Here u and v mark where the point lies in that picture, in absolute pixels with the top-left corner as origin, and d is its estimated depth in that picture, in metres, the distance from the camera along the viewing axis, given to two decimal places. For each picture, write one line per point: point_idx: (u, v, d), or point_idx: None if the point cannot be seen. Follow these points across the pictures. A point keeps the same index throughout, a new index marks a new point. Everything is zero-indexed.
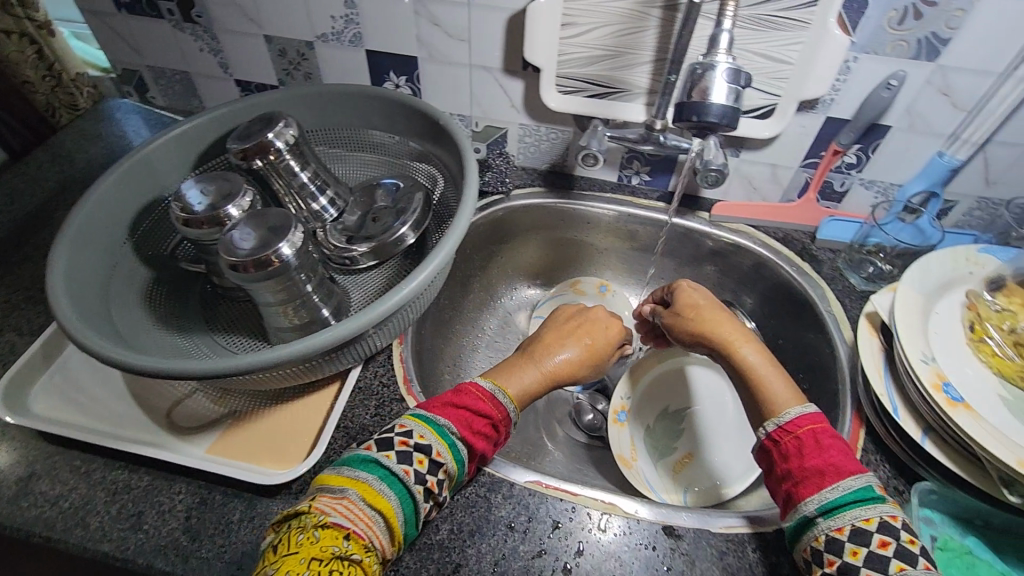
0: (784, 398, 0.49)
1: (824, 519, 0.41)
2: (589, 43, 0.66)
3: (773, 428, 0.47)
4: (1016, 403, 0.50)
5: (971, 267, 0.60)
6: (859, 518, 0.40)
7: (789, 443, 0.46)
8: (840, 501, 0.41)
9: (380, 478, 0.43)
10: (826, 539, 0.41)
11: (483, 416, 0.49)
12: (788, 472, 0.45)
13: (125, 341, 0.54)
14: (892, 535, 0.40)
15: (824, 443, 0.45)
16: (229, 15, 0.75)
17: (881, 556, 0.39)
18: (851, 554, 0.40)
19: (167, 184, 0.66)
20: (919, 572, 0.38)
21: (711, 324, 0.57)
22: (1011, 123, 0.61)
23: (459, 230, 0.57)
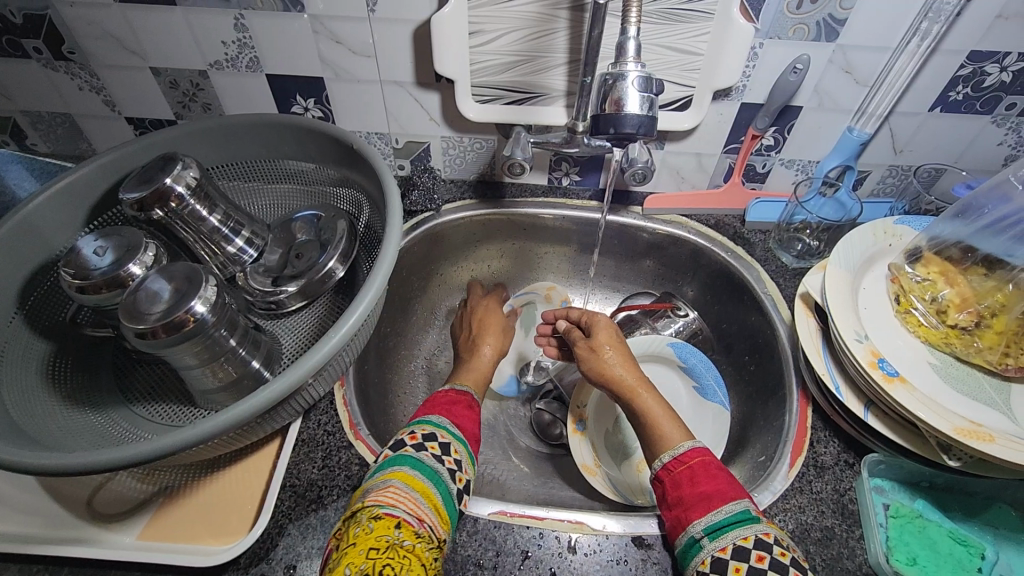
0: (674, 435, 0.50)
1: (709, 541, 0.42)
2: (499, 50, 0.64)
3: (667, 459, 0.48)
4: (944, 370, 0.53)
5: (890, 240, 0.64)
6: (737, 536, 0.41)
7: (680, 472, 0.46)
8: (722, 522, 0.42)
9: (411, 465, 0.46)
10: (711, 560, 0.41)
11: (464, 405, 0.56)
12: (679, 499, 0.46)
13: (26, 432, 0.48)
14: (767, 549, 0.40)
15: (709, 470, 0.46)
16: (107, 48, 0.68)
17: (759, 570, 0.39)
18: (732, 570, 0.40)
19: (56, 245, 0.59)
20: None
21: (616, 365, 0.57)
22: (909, 94, 0.64)
23: (388, 261, 0.54)
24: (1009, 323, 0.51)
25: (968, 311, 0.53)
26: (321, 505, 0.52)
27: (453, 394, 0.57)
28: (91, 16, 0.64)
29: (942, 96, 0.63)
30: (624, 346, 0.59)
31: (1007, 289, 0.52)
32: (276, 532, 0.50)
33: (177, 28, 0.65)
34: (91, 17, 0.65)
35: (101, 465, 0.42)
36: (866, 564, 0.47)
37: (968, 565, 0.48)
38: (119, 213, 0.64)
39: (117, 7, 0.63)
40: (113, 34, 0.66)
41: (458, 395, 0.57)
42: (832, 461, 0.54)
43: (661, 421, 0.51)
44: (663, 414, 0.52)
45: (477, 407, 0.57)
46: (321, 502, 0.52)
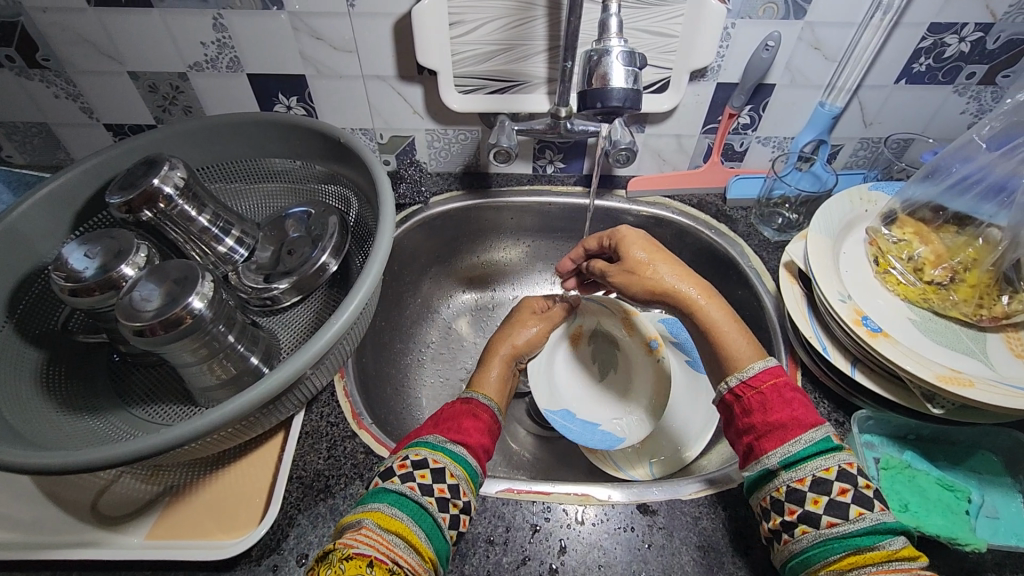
0: (744, 352, 0.51)
1: (786, 471, 0.44)
2: (480, 40, 0.65)
3: (737, 383, 0.49)
4: (924, 324, 0.55)
5: (866, 206, 0.66)
6: (820, 469, 0.43)
7: (751, 399, 0.48)
8: (803, 454, 0.44)
9: (391, 503, 0.42)
10: (787, 489, 0.43)
11: (471, 418, 0.51)
12: (751, 426, 0.47)
13: (27, 438, 0.48)
14: (851, 482, 0.42)
15: (787, 397, 0.47)
16: (82, 54, 0.67)
17: (841, 504, 0.41)
18: (811, 503, 0.42)
19: (44, 251, 0.59)
20: (876, 515, 0.41)
21: (670, 279, 0.55)
22: (875, 68, 0.66)
23: (383, 248, 0.54)
24: (981, 275, 0.54)
25: (942, 268, 0.57)
26: (329, 494, 0.52)
27: (460, 407, 0.52)
28: (65, 21, 0.64)
29: (906, 68, 0.66)
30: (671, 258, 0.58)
31: (977, 244, 0.56)
32: (286, 523, 0.50)
33: (154, 30, 0.65)
34: (66, 23, 0.64)
35: (109, 462, 0.42)
36: None
37: (957, 508, 0.49)
38: (106, 217, 0.64)
39: (92, 11, 0.63)
40: (89, 39, 0.66)
41: (467, 408, 0.52)
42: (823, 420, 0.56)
43: (727, 335, 0.52)
44: (728, 326, 0.53)
45: (486, 414, 0.53)
46: (330, 491, 0.52)
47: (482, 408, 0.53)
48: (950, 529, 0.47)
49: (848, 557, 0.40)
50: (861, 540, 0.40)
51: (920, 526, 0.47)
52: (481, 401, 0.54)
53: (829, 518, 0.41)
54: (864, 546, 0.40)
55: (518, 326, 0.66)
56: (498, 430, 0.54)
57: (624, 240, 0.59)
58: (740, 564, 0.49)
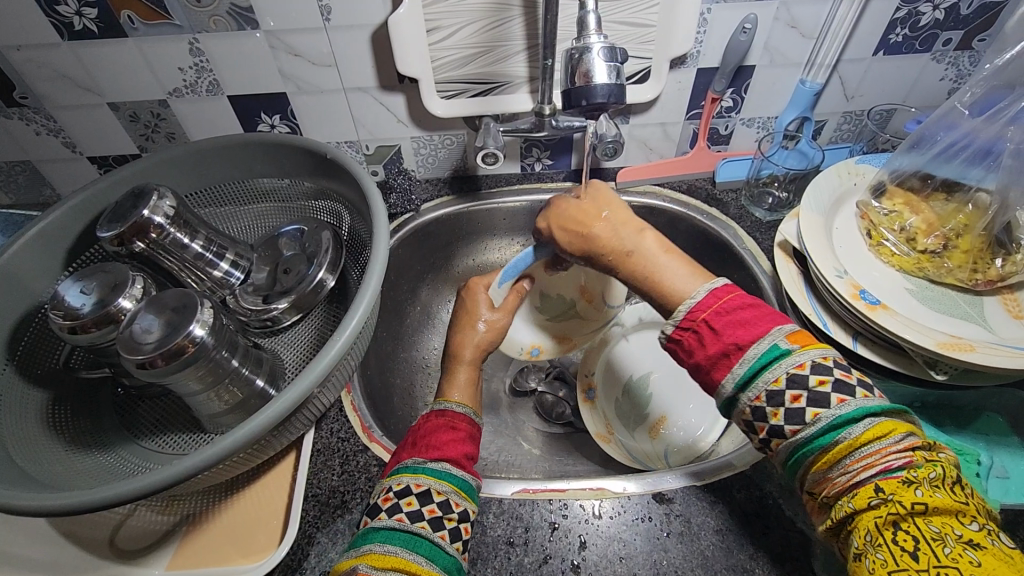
0: (689, 286, 0.47)
1: (743, 393, 0.41)
2: (458, 44, 0.65)
3: (680, 318, 0.45)
4: (921, 293, 0.56)
5: (854, 179, 0.67)
6: (768, 381, 0.40)
7: (688, 338, 0.44)
8: (749, 372, 0.40)
9: (382, 540, 0.41)
10: (750, 409, 0.40)
11: (447, 429, 0.50)
12: (695, 365, 0.44)
13: (40, 480, 0.48)
14: (802, 385, 0.39)
15: (729, 312, 0.43)
16: (60, 88, 0.67)
17: (798, 410, 0.39)
18: (772, 416, 0.39)
19: (38, 291, 0.58)
20: (834, 409, 0.37)
21: (603, 233, 0.53)
22: (853, 42, 0.67)
23: (380, 261, 0.54)
24: (974, 241, 0.55)
25: (934, 236, 0.57)
26: (346, 510, 0.52)
27: (434, 420, 0.51)
28: (40, 57, 0.63)
29: (883, 40, 0.66)
30: (597, 195, 0.56)
31: (966, 210, 0.56)
32: (306, 541, 0.50)
33: (131, 59, 0.64)
34: (41, 59, 0.63)
35: (125, 499, 0.42)
36: None
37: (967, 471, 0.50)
38: (97, 251, 0.63)
39: (67, 45, 0.62)
40: (66, 73, 0.65)
41: (441, 421, 0.51)
42: None
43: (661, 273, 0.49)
44: (664, 265, 0.49)
45: (463, 423, 0.51)
46: (347, 506, 0.53)
47: (459, 417, 0.52)
48: None
49: (821, 458, 0.37)
50: (822, 439, 0.37)
51: None
52: (454, 409, 0.52)
53: (789, 427, 0.39)
54: (825, 443, 0.37)
55: (470, 322, 0.62)
56: (479, 432, 0.53)
57: (561, 215, 0.56)
58: (758, 544, 0.49)
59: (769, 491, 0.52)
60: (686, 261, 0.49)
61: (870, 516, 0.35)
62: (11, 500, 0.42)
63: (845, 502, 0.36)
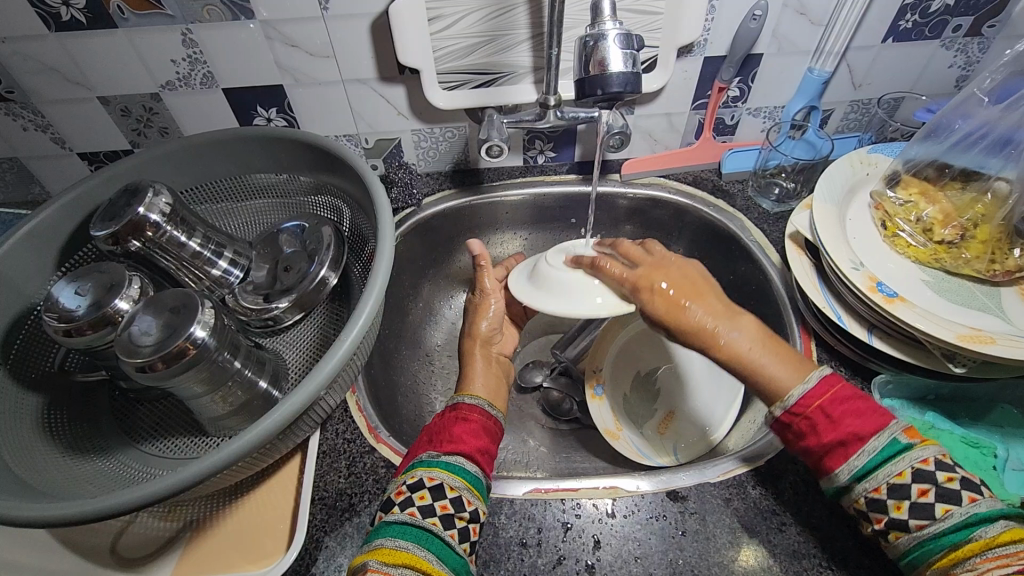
0: (784, 377, 0.46)
1: (859, 483, 0.42)
2: (460, 33, 0.63)
3: (784, 410, 0.45)
4: (937, 284, 0.55)
5: (867, 169, 0.66)
6: (891, 475, 0.40)
7: (801, 423, 0.45)
8: (869, 464, 0.41)
9: (394, 535, 0.41)
10: (866, 500, 0.41)
11: (460, 422, 0.51)
12: (809, 449, 0.45)
13: (38, 488, 0.46)
14: (930, 479, 0.39)
15: (841, 404, 0.44)
16: (49, 82, 0.65)
17: (925, 503, 0.39)
18: (894, 509, 0.40)
19: (31, 292, 0.56)
20: (966, 507, 0.38)
21: (698, 315, 0.49)
22: (863, 29, 0.65)
23: (385, 258, 0.53)
24: (992, 230, 0.55)
25: (952, 226, 0.56)
26: (354, 513, 0.51)
27: (451, 415, 0.52)
28: (26, 50, 0.61)
29: (893, 26, 0.65)
30: (687, 273, 0.53)
31: (985, 199, 0.56)
32: (313, 547, 0.49)
33: (122, 51, 0.62)
34: (28, 52, 0.61)
35: (128, 508, 0.41)
36: None
37: (983, 465, 0.49)
38: (92, 250, 0.61)
39: (55, 36, 0.60)
40: (54, 67, 0.63)
41: (453, 415, 0.52)
42: None
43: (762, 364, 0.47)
44: (762, 354, 0.47)
45: (476, 415, 0.52)
46: (354, 509, 0.51)
47: (471, 409, 0.53)
48: None
49: (950, 556, 0.37)
50: (954, 538, 0.37)
51: None
52: (469, 403, 0.53)
53: (915, 521, 0.39)
54: (958, 543, 0.37)
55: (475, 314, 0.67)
56: (497, 428, 0.53)
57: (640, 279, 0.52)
58: (774, 541, 0.49)
59: (784, 487, 0.52)
60: (774, 354, 0.48)
61: None
62: (9, 511, 0.41)
63: None
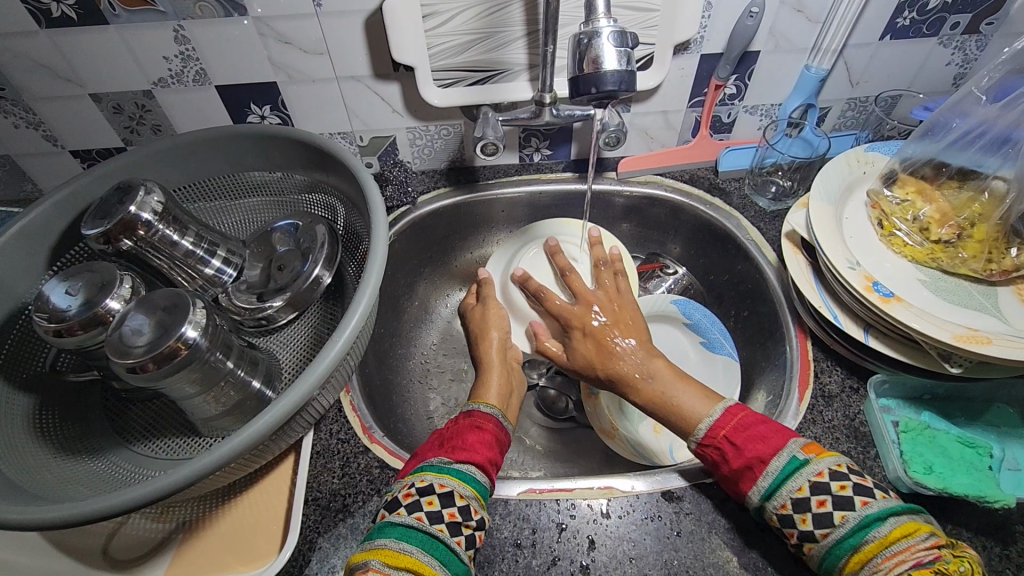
0: (695, 408, 0.51)
1: (769, 502, 0.44)
2: (455, 30, 0.62)
3: (701, 438, 0.49)
4: (934, 283, 0.55)
5: (864, 167, 0.66)
6: (793, 489, 0.43)
7: (716, 447, 0.48)
8: (774, 483, 0.44)
9: (398, 537, 0.41)
10: (778, 518, 0.43)
11: (474, 431, 0.51)
12: (728, 474, 0.47)
13: (29, 491, 0.46)
14: (826, 491, 0.42)
15: (745, 433, 0.47)
16: (40, 79, 0.64)
17: (824, 513, 0.41)
18: (801, 523, 0.42)
19: (22, 291, 0.56)
20: (859, 511, 0.40)
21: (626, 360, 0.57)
22: (861, 26, 0.65)
23: (379, 257, 0.52)
24: (989, 230, 0.54)
25: (948, 225, 0.56)
26: (348, 514, 0.51)
27: (466, 422, 0.52)
28: (16, 46, 0.60)
29: (891, 24, 0.65)
30: (625, 313, 0.62)
31: (982, 199, 0.55)
32: (307, 548, 0.49)
33: (113, 48, 0.61)
34: (18, 49, 0.60)
35: (119, 509, 0.40)
36: (886, 480, 0.50)
37: (980, 465, 0.49)
38: (84, 248, 0.61)
39: (45, 33, 0.59)
40: (45, 63, 0.62)
41: (468, 422, 0.52)
42: (838, 388, 0.57)
43: (677, 400, 0.52)
44: (677, 389, 0.53)
45: (489, 425, 0.52)
46: (348, 510, 0.51)
47: (485, 418, 0.53)
48: (978, 487, 0.47)
49: (853, 558, 0.39)
50: (853, 541, 0.40)
51: (948, 488, 0.47)
52: (484, 412, 0.54)
53: (820, 531, 0.41)
54: (857, 546, 0.39)
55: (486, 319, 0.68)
56: (507, 439, 0.53)
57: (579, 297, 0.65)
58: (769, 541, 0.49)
59: None
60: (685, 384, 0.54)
61: None
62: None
63: None
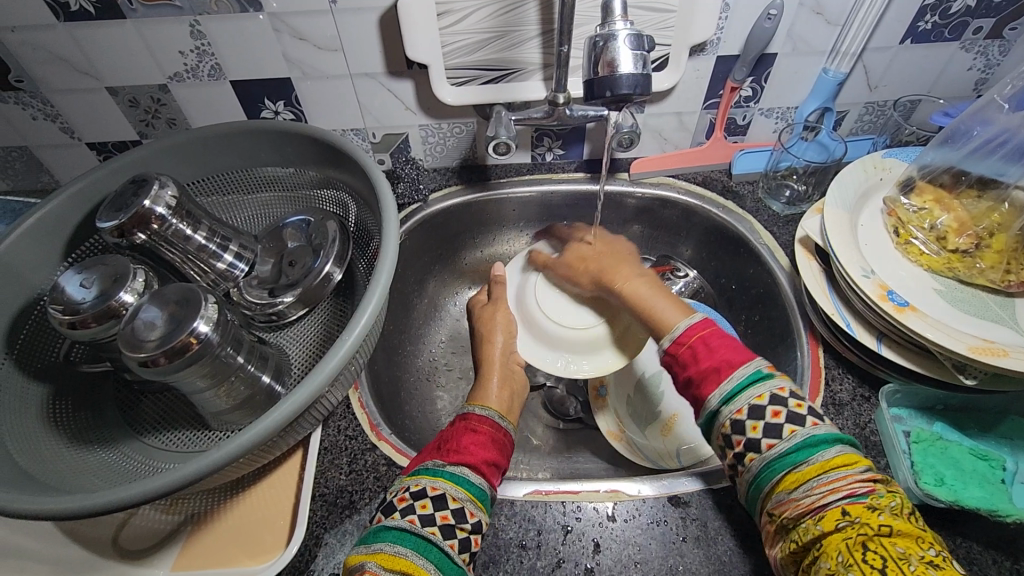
0: (674, 316, 0.53)
1: (725, 407, 0.44)
2: (469, 29, 0.62)
3: (669, 343, 0.50)
4: (950, 293, 0.54)
5: (880, 174, 0.65)
6: (752, 396, 0.43)
7: (686, 350, 0.48)
8: (736, 388, 0.44)
9: (392, 541, 0.41)
10: (730, 422, 0.43)
11: (469, 433, 0.51)
12: (689, 377, 0.47)
13: (42, 480, 0.47)
14: (782, 404, 0.42)
15: (716, 339, 0.48)
16: (58, 72, 0.64)
17: (776, 425, 0.42)
18: (752, 430, 0.42)
19: (38, 282, 0.57)
20: (808, 430, 0.41)
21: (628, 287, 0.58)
22: (881, 29, 0.64)
23: (389, 255, 0.52)
24: (1008, 241, 0.53)
25: (966, 235, 0.55)
26: (354, 510, 0.51)
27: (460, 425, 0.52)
28: (35, 39, 0.61)
29: (911, 28, 0.64)
30: (614, 251, 0.65)
31: (1002, 209, 0.55)
32: (314, 543, 0.49)
33: (130, 43, 0.62)
34: (38, 42, 0.61)
35: (127, 502, 0.41)
36: None
37: (992, 478, 0.49)
38: (98, 241, 0.61)
39: (63, 26, 0.60)
40: (62, 56, 0.63)
41: (463, 425, 0.52)
42: (848, 397, 0.56)
43: (656, 308, 0.54)
44: (653, 297, 0.56)
45: (486, 427, 0.52)
46: (355, 506, 0.52)
47: (481, 420, 0.53)
48: (989, 501, 0.47)
49: (788, 476, 0.40)
50: (794, 458, 0.40)
51: (959, 501, 0.46)
52: (480, 413, 0.53)
53: (767, 441, 0.41)
54: (802, 461, 0.40)
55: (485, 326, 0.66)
56: (506, 437, 0.53)
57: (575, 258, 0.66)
58: None
59: None
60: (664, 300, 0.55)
61: (839, 538, 0.36)
62: (14, 504, 0.41)
63: (812, 524, 0.37)
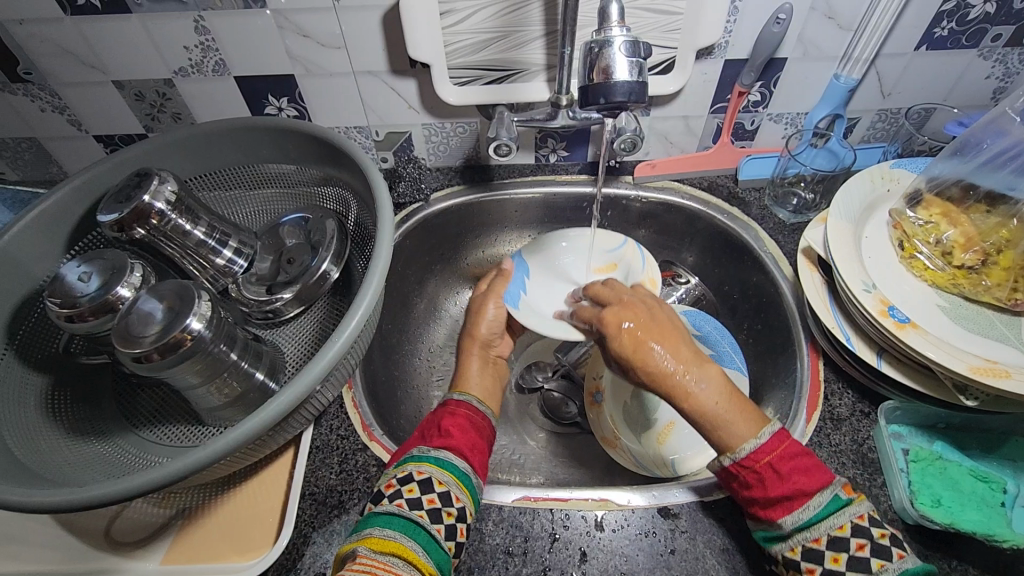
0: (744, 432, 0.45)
1: (800, 532, 0.42)
2: (472, 28, 0.62)
3: (732, 462, 0.45)
4: (953, 310, 0.53)
5: (887, 185, 0.64)
6: (807, 539, 0.42)
7: (748, 476, 0.44)
8: (810, 518, 0.42)
9: (381, 524, 0.42)
10: (803, 549, 0.42)
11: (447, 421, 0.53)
12: (753, 498, 0.44)
13: (36, 472, 0.47)
14: (866, 535, 0.40)
15: (774, 478, 0.43)
16: (66, 65, 0.65)
17: (861, 557, 0.40)
18: (832, 561, 0.41)
19: (40, 273, 0.57)
20: (897, 564, 0.39)
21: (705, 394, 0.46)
22: (895, 36, 0.62)
23: (382, 256, 0.52)
24: (1016, 257, 0.52)
25: (973, 250, 0.54)
26: (343, 510, 0.51)
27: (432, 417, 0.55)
28: (43, 32, 0.61)
29: (927, 33, 0.62)
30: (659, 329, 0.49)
31: (1010, 224, 0.53)
32: (301, 541, 0.49)
33: (136, 37, 0.62)
34: (45, 34, 0.61)
35: (111, 499, 0.41)
36: (891, 511, 0.49)
37: (992, 500, 0.48)
38: (100, 235, 0.62)
39: (70, 20, 0.60)
40: (70, 50, 0.63)
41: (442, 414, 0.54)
42: (847, 412, 0.55)
43: (724, 421, 0.45)
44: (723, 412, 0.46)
45: (462, 411, 0.54)
46: (343, 506, 0.52)
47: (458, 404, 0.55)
48: (986, 525, 0.46)
49: None
50: None
51: (955, 524, 0.45)
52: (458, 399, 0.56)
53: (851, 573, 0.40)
54: None
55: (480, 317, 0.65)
56: (485, 421, 0.55)
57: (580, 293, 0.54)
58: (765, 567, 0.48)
59: None
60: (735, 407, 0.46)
61: None
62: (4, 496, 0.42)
63: None
